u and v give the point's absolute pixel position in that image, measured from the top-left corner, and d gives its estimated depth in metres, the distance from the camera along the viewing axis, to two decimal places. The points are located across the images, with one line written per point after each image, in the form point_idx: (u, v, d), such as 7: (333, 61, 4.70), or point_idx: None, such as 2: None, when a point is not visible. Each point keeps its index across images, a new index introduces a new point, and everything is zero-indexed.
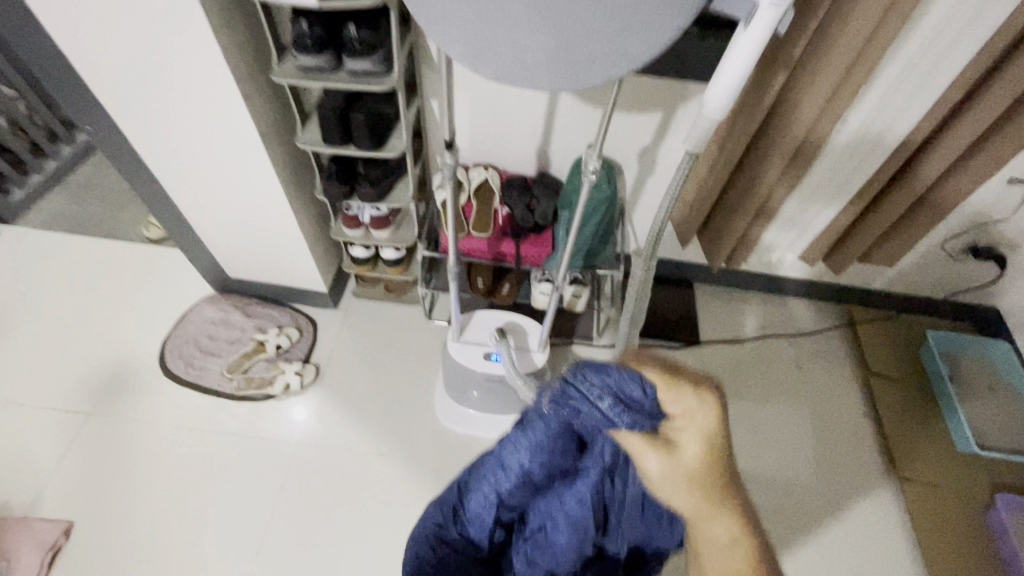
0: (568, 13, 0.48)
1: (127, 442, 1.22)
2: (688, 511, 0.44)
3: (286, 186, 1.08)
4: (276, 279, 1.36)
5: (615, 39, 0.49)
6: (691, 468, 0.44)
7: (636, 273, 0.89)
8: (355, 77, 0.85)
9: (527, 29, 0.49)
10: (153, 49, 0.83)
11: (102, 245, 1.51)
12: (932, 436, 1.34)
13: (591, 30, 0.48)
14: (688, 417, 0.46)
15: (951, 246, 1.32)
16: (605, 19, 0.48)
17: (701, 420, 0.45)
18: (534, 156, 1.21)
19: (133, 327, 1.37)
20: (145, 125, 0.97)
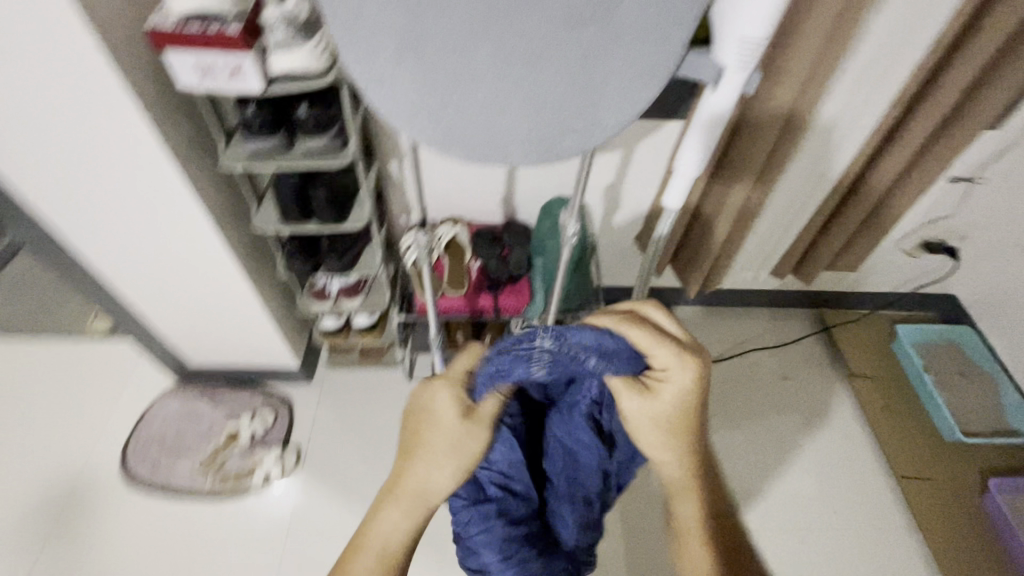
0: (537, 92, 0.46)
1: (92, 565, 1.10)
2: (650, 439, 0.59)
3: (245, 268, 1.02)
4: (243, 361, 1.28)
5: (588, 113, 0.47)
6: (661, 411, 0.58)
7: None
8: (311, 156, 0.82)
9: (495, 110, 0.47)
10: (86, 149, 0.77)
11: (44, 347, 1.39)
12: (918, 428, 1.36)
13: (562, 106, 0.47)
14: (674, 370, 0.57)
15: (906, 244, 1.37)
16: (576, 95, 0.46)
17: (682, 377, 0.57)
18: (500, 205, 1.20)
19: (87, 435, 1.26)
20: (84, 225, 0.90)
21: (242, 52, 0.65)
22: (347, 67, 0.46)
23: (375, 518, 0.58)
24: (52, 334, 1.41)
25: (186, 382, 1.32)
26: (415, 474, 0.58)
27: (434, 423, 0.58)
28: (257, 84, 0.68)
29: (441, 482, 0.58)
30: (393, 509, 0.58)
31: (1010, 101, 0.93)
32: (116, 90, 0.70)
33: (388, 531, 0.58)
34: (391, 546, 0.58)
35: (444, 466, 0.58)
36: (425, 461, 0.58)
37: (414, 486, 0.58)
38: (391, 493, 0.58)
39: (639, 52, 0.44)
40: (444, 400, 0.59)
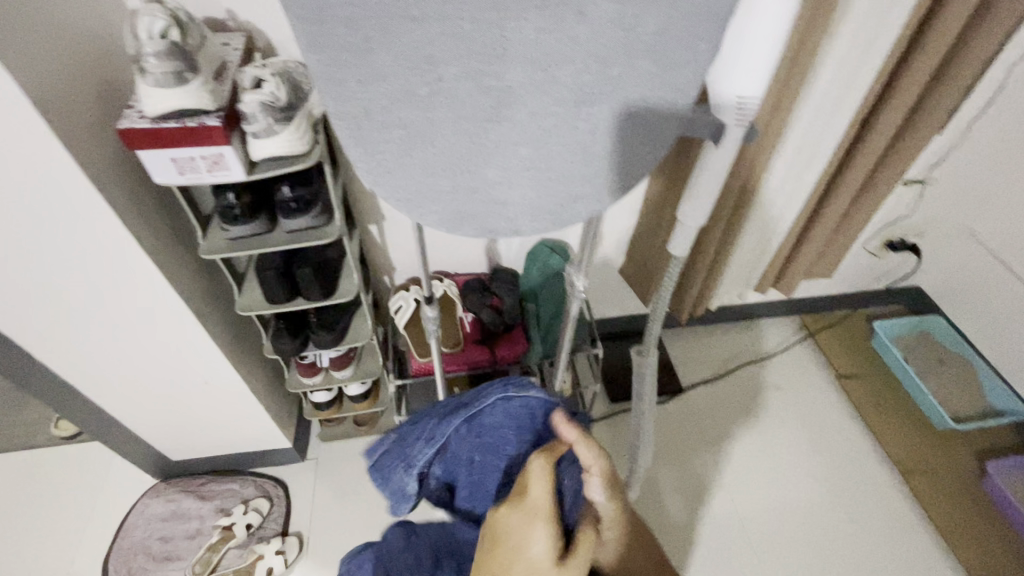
0: (547, 164, 0.46)
1: None
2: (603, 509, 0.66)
3: (229, 354, 0.97)
4: (231, 447, 1.20)
5: (595, 178, 0.48)
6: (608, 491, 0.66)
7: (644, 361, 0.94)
8: (295, 235, 0.80)
9: (506, 185, 0.47)
10: (52, 254, 0.73)
11: (3, 461, 1.27)
12: (911, 421, 1.40)
13: (570, 174, 0.47)
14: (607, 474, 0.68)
15: (872, 245, 1.44)
16: (583, 162, 0.47)
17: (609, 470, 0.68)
18: (484, 254, 1.19)
19: (61, 555, 1.14)
20: (50, 332, 0.84)
21: (222, 143, 0.64)
22: (353, 159, 0.44)
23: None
24: (12, 444, 1.29)
25: (167, 479, 1.23)
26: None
27: (513, 550, 0.58)
28: (240, 171, 0.68)
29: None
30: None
31: (952, 109, 0.99)
32: (85, 192, 0.66)
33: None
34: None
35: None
36: None
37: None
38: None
39: (641, 117, 0.45)
40: (517, 522, 0.59)
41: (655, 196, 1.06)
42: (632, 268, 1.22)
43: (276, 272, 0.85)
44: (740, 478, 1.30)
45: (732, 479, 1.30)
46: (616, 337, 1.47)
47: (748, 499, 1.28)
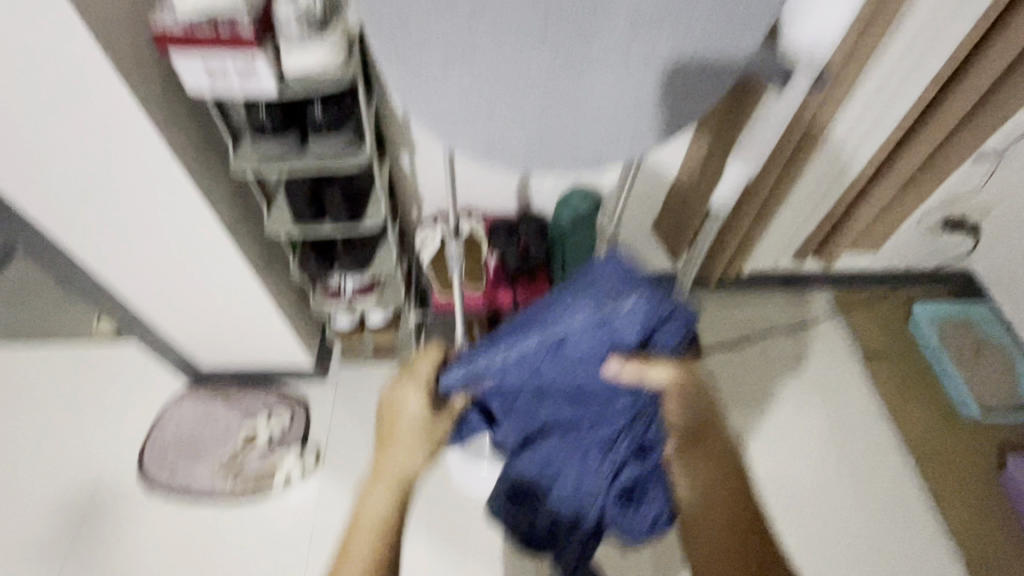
0: (559, 118, 0.55)
1: (119, 569, 1.11)
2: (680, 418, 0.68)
3: (258, 270, 0.99)
4: (257, 360, 1.26)
5: (598, 133, 0.57)
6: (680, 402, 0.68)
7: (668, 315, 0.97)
8: (327, 156, 0.79)
9: (523, 130, 0.56)
10: (91, 158, 0.74)
11: (52, 350, 1.36)
12: (934, 405, 1.36)
13: (579, 128, 0.56)
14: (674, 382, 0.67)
15: (928, 221, 1.35)
16: (590, 120, 0.56)
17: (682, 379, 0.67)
18: (515, 194, 1.16)
19: (103, 440, 1.24)
20: (90, 234, 0.87)
21: (254, 51, 0.62)
22: (396, 89, 0.52)
23: (362, 507, 0.62)
24: (60, 335, 1.37)
25: (199, 383, 1.30)
26: (392, 459, 0.65)
27: (408, 416, 0.68)
28: (271, 84, 0.66)
29: (415, 463, 0.65)
30: (381, 498, 0.63)
31: None
32: (121, 96, 0.66)
33: (373, 518, 0.61)
34: (381, 520, 0.61)
35: (415, 452, 0.66)
36: (394, 444, 0.66)
37: (391, 469, 0.64)
38: (374, 481, 0.64)
39: (644, 87, 0.53)
40: (416, 402, 0.69)
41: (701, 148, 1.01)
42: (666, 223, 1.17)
43: None
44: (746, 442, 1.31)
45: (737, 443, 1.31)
46: None
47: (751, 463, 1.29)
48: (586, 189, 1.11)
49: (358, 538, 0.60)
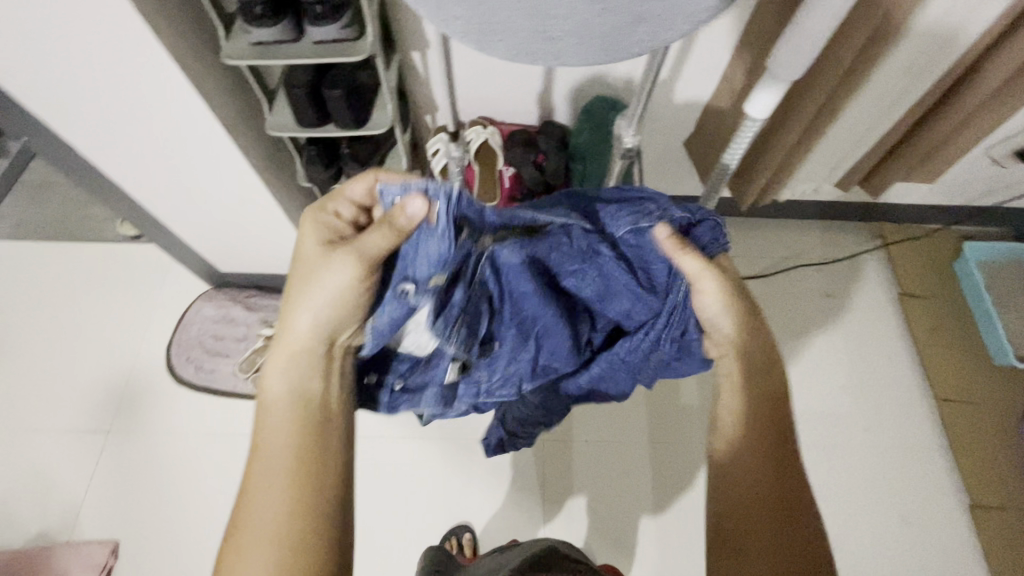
0: None
1: (146, 453, 1.17)
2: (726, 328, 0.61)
3: (260, 173, 0.95)
4: (272, 267, 1.26)
5: None
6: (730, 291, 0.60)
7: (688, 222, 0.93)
8: (322, 48, 0.74)
9: None
10: (73, 41, 0.69)
11: (77, 249, 1.39)
12: (966, 350, 1.28)
13: None
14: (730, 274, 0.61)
15: (998, 151, 1.20)
16: None
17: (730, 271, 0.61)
18: (535, 103, 1.07)
19: (130, 335, 1.30)
20: (88, 128, 0.83)
21: None
22: None
23: (268, 380, 0.62)
24: (85, 236, 1.40)
25: (219, 287, 1.33)
26: (290, 325, 0.61)
27: (300, 260, 0.62)
28: None
29: (309, 326, 0.60)
30: (282, 370, 0.61)
31: None
32: None
33: (278, 391, 0.61)
34: (276, 398, 0.61)
35: (309, 308, 0.60)
36: (292, 306, 0.61)
37: (293, 336, 0.61)
38: (275, 355, 0.62)
39: None
40: (310, 238, 0.62)
41: (749, 54, 0.90)
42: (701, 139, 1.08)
43: (305, 91, 0.79)
44: None
45: None
46: None
47: None
48: (610, 99, 1.02)
49: (265, 410, 0.61)
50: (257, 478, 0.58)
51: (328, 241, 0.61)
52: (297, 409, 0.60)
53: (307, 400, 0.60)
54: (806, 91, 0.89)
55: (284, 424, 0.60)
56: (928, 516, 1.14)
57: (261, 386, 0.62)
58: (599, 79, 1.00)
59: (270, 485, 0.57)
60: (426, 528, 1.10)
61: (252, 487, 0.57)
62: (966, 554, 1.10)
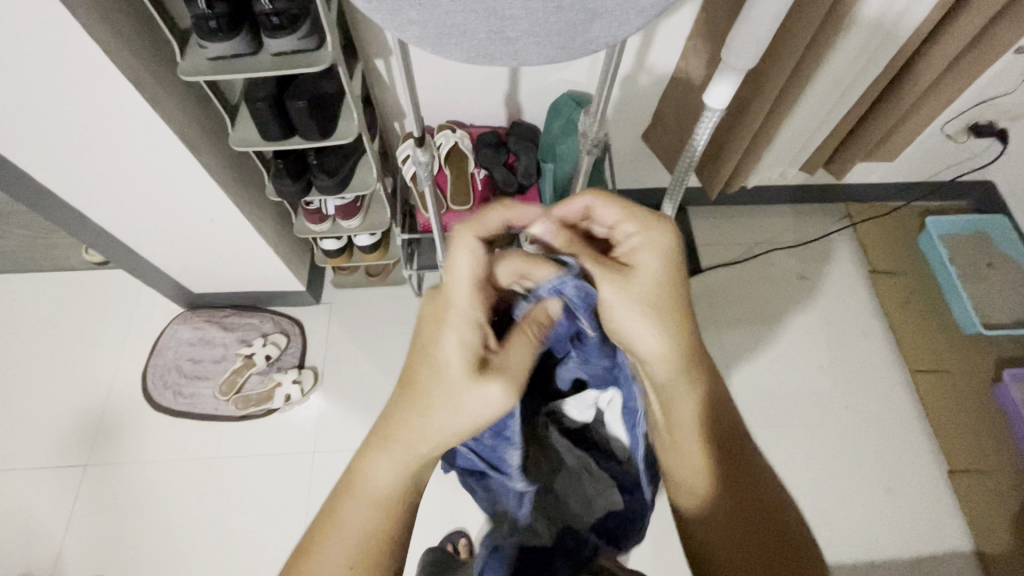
0: None
1: (126, 484, 1.14)
2: (650, 341, 0.51)
3: (227, 190, 0.93)
4: (247, 285, 1.24)
5: None
6: (648, 288, 0.51)
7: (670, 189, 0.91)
8: (283, 60, 0.74)
9: None
10: (27, 73, 0.67)
11: (41, 280, 1.35)
12: (936, 321, 1.32)
13: None
14: (650, 244, 0.52)
15: (952, 128, 1.26)
16: None
17: (660, 244, 0.52)
18: (502, 105, 1.07)
19: (103, 364, 1.26)
20: (46, 158, 0.81)
21: None
22: None
23: (364, 465, 0.52)
24: (48, 265, 1.36)
25: (194, 309, 1.31)
26: (420, 430, 0.50)
27: (437, 368, 0.49)
28: None
29: (442, 437, 0.50)
30: (388, 460, 0.51)
31: None
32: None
33: (379, 483, 0.51)
34: (383, 495, 0.52)
35: (456, 415, 0.49)
36: (422, 404, 0.50)
37: (418, 438, 0.50)
38: (386, 444, 0.51)
39: None
40: (455, 339, 0.49)
41: (708, 47, 0.92)
42: (668, 133, 1.10)
43: (267, 104, 0.78)
44: (743, 356, 1.29)
45: (739, 357, 1.29)
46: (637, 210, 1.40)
47: (747, 377, 1.27)
48: (575, 94, 1.02)
49: (355, 491, 0.52)
50: (320, 562, 0.50)
51: (476, 341, 0.50)
52: (391, 503, 0.52)
53: (409, 501, 0.53)
54: (764, 79, 0.91)
55: (366, 516, 0.51)
56: (911, 485, 1.17)
57: (360, 471, 0.52)
58: (565, 78, 1.01)
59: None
60: (422, 537, 1.09)
61: (313, 566, 0.50)
62: (948, 518, 1.14)
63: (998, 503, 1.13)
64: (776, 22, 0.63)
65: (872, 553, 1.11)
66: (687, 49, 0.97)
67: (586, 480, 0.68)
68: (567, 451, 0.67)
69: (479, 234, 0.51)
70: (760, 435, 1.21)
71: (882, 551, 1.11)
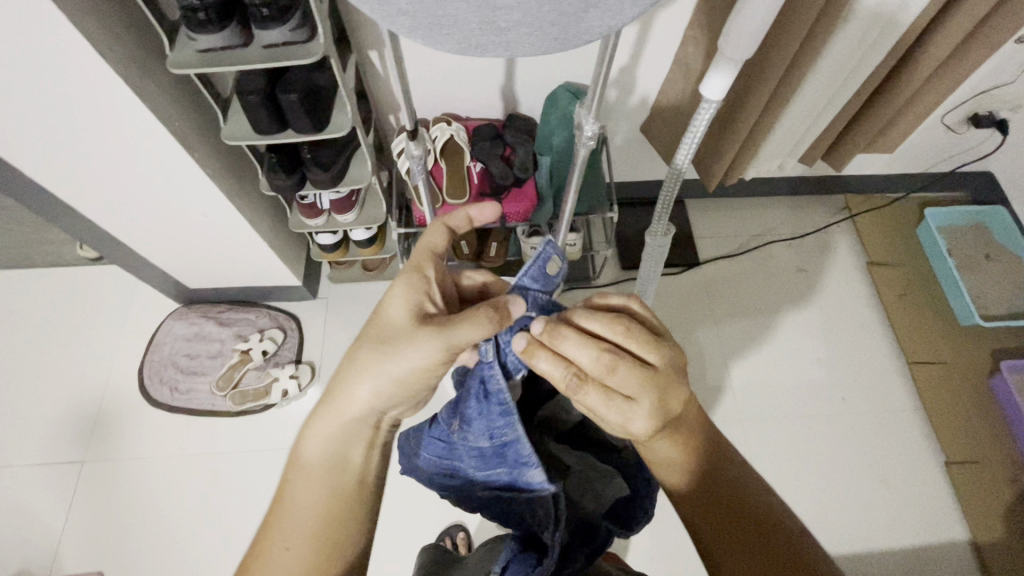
0: None
1: (124, 479, 1.14)
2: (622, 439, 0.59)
3: (221, 184, 0.92)
4: (242, 280, 1.24)
5: None
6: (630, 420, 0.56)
7: (667, 184, 0.88)
8: (274, 51, 0.73)
9: None
10: (15, 67, 0.66)
11: (35, 276, 1.34)
12: (933, 313, 1.32)
13: None
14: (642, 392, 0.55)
15: (952, 118, 1.25)
16: None
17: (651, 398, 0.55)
18: (498, 97, 1.06)
19: (100, 360, 1.25)
20: (37, 154, 0.80)
21: None
22: None
23: (307, 431, 0.60)
24: (41, 260, 1.35)
25: (189, 304, 1.30)
26: (358, 390, 0.58)
27: (381, 332, 0.59)
28: None
29: (376, 396, 0.59)
30: (332, 431, 0.59)
31: None
32: None
33: (319, 455, 0.58)
34: (321, 467, 0.58)
35: (380, 369, 0.58)
36: (365, 369, 0.59)
37: (355, 402, 0.59)
38: (331, 413, 0.59)
39: None
40: (401, 302, 0.60)
41: (706, 37, 0.91)
42: (666, 125, 1.09)
43: (259, 97, 0.77)
44: (740, 349, 1.29)
45: (737, 350, 1.29)
46: (635, 203, 1.39)
47: (744, 370, 1.27)
48: (571, 85, 1.00)
49: (298, 468, 0.58)
50: (269, 537, 0.55)
51: (419, 313, 0.60)
52: (332, 475, 0.58)
53: (347, 471, 0.59)
54: (761, 71, 0.90)
55: (313, 490, 0.57)
56: (907, 476, 1.17)
57: (309, 442, 0.59)
58: (562, 69, 1.00)
59: (285, 550, 0.54)
60: (420, 531, 1.09)
61: (263, 547, 0.55)
62: (945, 509, 1.14)
63: (994, 493, 1.14)
64: (774, 11, 0.61)
65: (869, 544, 1.12)
66: (685, 40, 0.96)
67: (590, 475, 0.70)
68: (566, 450, 0.71)
69: (446, 225, 0.65)
70: (757, 427, 1.21)
71: (878, 542, 1.12)
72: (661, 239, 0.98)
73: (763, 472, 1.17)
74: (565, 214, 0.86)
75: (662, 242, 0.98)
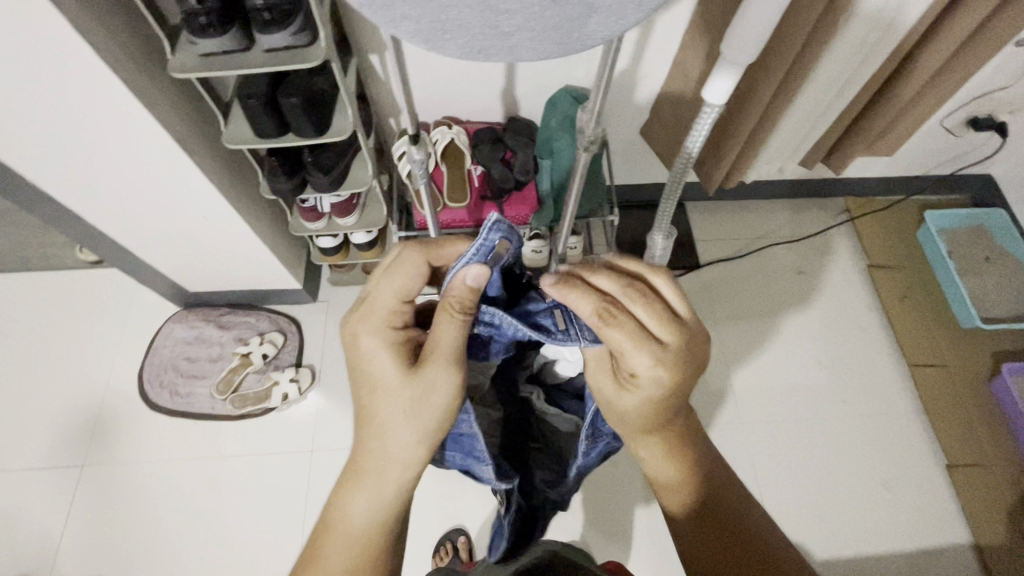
0: None
1: (124, 484, 1.14)
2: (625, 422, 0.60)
3: (222, 188, 0.92)
4: (242, 283, 1.23)
5: None
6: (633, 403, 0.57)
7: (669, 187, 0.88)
8: (275, 55, 0.73)
9: None
10: (15, 72, 0.66)
11: (35, 279, 1.34)
12: (934, 315, 1.32)
13: None
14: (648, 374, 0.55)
15: (951, 122, 1.25)
16: None
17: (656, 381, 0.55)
18: (498, 100, 1.06)
19: (100, 364, 1.25)
20: (38, 158, 0.80)
21: None
22: None
23: (343, 501, 0.56)
24: (42, 264, 1.35)
25: (189, 307, 1.30)
26: (385, 446, 0.54)
27: (382, 388, 0.55)
28: None
29: (408, 450, 0.54)
30: (361, 493, 0.55)
31: None
32: None
33: (355, 519, 0.55)
34: (359, 529, 0.55)
35: (409, 421, 0.53)
36: (387, 424, 0.54)
37: (384, 461, 0.55)
38: (359, 476, 0.55)
39: None
40: (382, 357, 0.55)
41: (705, 41, 0.91)
42: (666, 128, 1.09)
43: (260, 101, 0.77)
44: (742, 352, 1.29)
45: (738, 353, 1.29)
46: (635, 205, 1.39)
47: (745, 373, 1.27)
48: (571, 89, 1.01)
49: (333, 533, 0.56)
50: None
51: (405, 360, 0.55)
52: (369, 535, 0.56)
53: (387, 527, 0.56)
54: (761, 75, 0.90)
55: (351, 549, 0.56)
56: (909, 479, 1.17)
57: (341, 509, 0.56)
58: (562, 72, 1.00)
59: None
60: (420, 536, 1.09)
61: None
62: (947, 512, 1.14)
63: (995, 496, 1.14)
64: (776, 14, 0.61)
65: (870, 548, 1.11)
66: (685, 43, 0.96)
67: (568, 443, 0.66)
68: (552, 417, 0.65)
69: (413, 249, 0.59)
70: (758, 430, 1.21)
71: (880, 545, 1.11)
72: (663, 242, 0.98)
73: (765, 475, 1.17)
74: (567, 216, 0.86)
75: (663, 246, 0.97)
